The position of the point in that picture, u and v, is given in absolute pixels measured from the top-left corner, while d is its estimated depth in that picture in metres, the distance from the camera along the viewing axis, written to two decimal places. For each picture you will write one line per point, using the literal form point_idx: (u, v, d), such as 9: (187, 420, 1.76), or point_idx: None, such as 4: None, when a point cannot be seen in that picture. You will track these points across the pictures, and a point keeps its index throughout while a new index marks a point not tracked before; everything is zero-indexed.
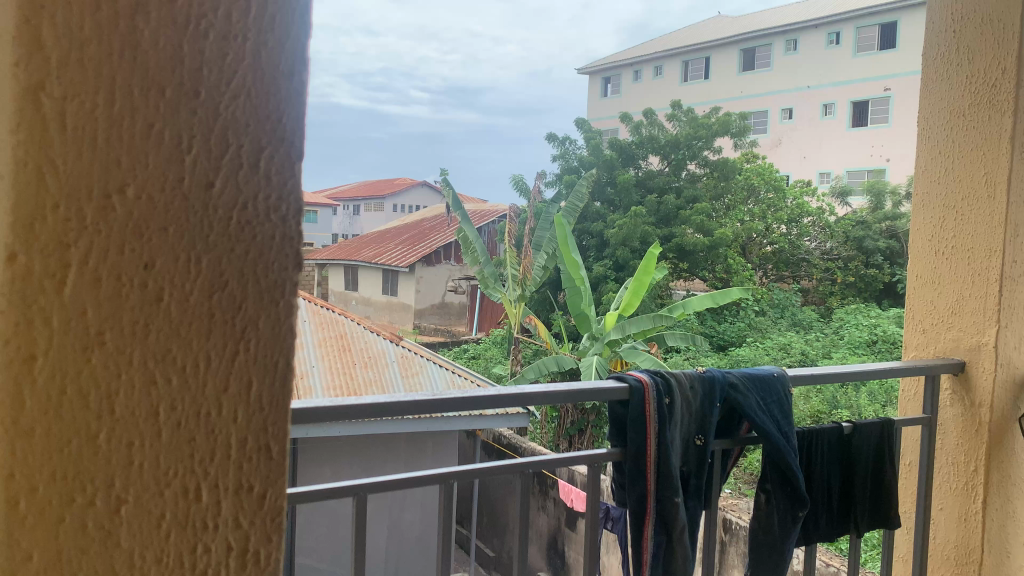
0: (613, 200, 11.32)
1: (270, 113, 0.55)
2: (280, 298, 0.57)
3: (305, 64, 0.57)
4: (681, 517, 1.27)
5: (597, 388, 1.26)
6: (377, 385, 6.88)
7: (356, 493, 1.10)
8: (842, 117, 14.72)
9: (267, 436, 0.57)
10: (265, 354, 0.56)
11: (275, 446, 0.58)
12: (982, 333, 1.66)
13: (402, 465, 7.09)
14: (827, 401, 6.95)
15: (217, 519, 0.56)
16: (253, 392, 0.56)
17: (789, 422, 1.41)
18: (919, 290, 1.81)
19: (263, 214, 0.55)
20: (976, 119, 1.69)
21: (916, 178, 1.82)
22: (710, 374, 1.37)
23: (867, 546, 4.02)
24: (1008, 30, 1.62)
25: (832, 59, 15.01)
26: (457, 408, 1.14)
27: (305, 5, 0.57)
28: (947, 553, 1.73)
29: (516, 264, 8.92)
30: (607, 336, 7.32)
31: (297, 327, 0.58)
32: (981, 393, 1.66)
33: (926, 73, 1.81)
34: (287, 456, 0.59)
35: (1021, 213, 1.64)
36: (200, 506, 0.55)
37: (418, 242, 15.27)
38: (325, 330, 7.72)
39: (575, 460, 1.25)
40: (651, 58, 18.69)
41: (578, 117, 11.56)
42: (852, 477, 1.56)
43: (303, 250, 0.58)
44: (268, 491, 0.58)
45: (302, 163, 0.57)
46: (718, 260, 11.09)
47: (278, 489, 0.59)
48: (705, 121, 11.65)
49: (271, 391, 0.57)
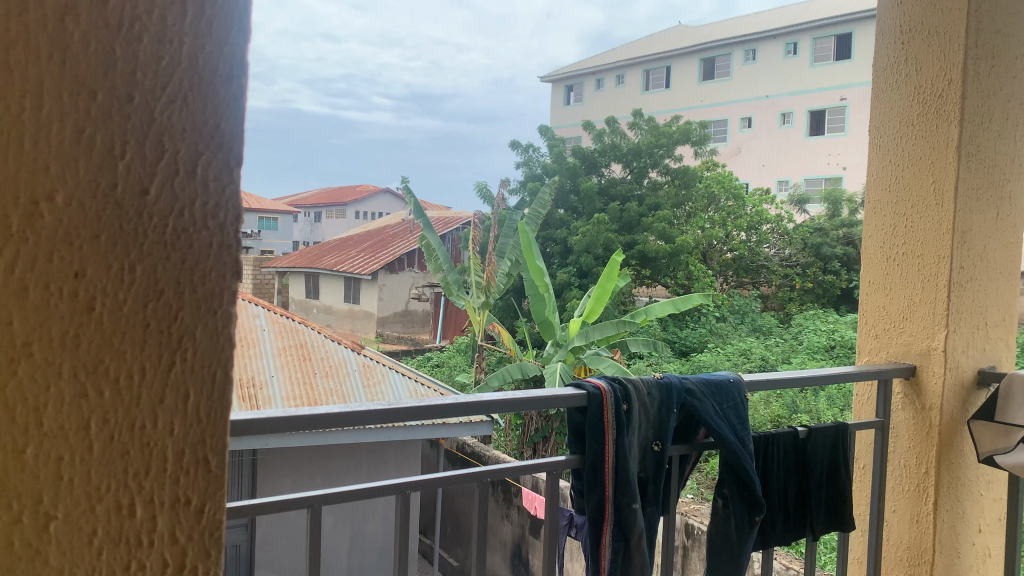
0: (576, 207, 11.37)
1: (208, 118, 0.55)
2: (218, 307, 0.56)
3: (244, 69, 0.57)
4: (638, 522, 1.27)
5: (554, 395, 1.26)
6: (337, 395, 6.81)
7: (311, 504, 1.09)
8: (800, 126, 15.02)
9: (205, 450, 0.56)
10: (203, 362, 0.55)
11: (214, 459, 0.57)
12: (931, 338, 1.70)
13: (364, 475, 7.03)
14: (787, 405, 7.05)
15: (152, 535, 0.55)
16: (191, 404, 0.55)
17: (745, 427, 1.43)
18: (872, 295, 1.85)
19: (200, 221, 0.55)
20: (924, 128, 1.73)
21: (869, 185, 1.86)
22: (667, 380, 1.38)
23: (825, 549, 4.09)
24: (953, 41, 1.66)
25: (790, 69, 15.32)
26: (414, 418, 1.13)
27: (245, 9, 0.57)
28: (898, 553, 1.76)
29: (480, 271, 8.92)
30: (571, 343, 7.35)
31: (236, 337, 0.57)
32: (930, 396, 1.70)
33: (876, 84, 1.85)
34: (226, 469, 0.58)
35: (967, 220, 1.68)
36: (135, 523, 0.54)
37: (380, 249, 15.18)
38: (284, 339, 7.62)
39: (532, 467, 1.25)
40: (614, 67, 18.88)
41: (541, 125, 11.61)
42: (807, 481, 1.58)
43: (242, 257, 0.57)
44: (206, 505, 0.57)
45: (241, 169, 0.56)
46: (679, 267, 11.22)
47: (218, 503, 0.58)
48: (666, 129, 11.75)
49: (211, 402, 0.56)
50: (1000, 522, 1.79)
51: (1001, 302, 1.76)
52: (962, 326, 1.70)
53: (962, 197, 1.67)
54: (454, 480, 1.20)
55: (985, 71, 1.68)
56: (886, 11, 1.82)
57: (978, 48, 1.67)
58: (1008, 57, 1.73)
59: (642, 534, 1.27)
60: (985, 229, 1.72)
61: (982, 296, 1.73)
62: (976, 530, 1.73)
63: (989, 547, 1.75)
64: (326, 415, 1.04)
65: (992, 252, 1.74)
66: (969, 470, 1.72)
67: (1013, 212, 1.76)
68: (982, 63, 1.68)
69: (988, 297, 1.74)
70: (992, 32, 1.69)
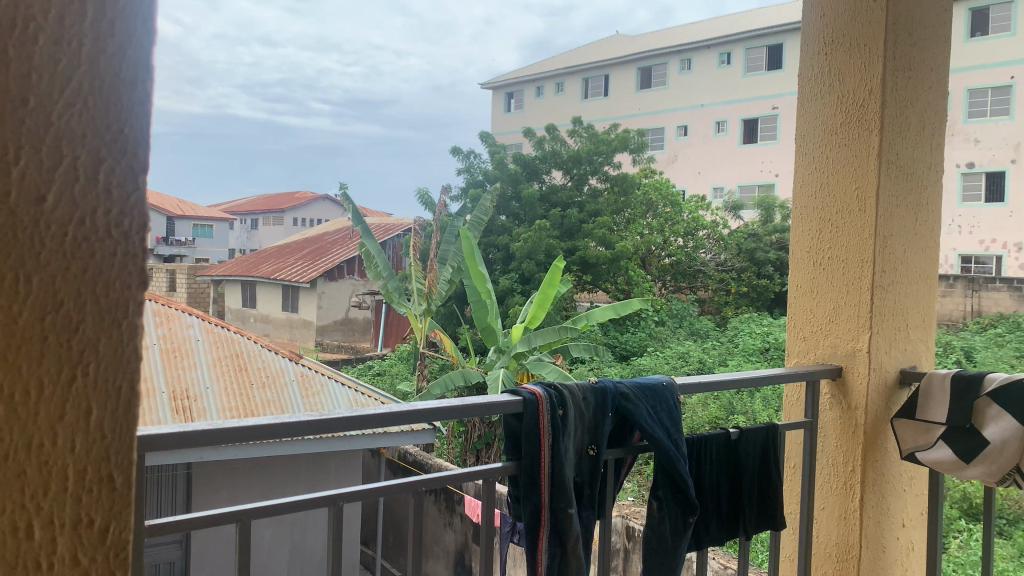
0: (518, 214, 11.41)
1: (109, 122, 0.57)
2: (122, 318, 0.59)
3: (148, 74, 0.60)
4: (574, 526, 1.28)
5: (491, 402, 1.26)
6: (275, 405, 6.69)
7: (240, 519, 1.05)
8: (734, 134, 15.38)
9: (108, 466, 0.59)
10: (105, 378, 0.58)
11: (117, 478, 0.59)
12: (856, 340, 1.76)
13: (302, 486, 6.90)
14: (725, 407, 7.21)
15: (50, 562, 0.57)
16: (92, 419, 0.58)
17: (678, 430, 1.45)
18: (798, 299, 1.91)
19: (102, 230, 0.57)
20: (847, 137, 1.79)
21: (796, 192, 1.92)
22: (602, 385, 1.39)
23: (758, 546, 4.20)
24: (872, 53, 1.73)
25: (724, 79, 15.67)
26: (348, 428, 1.11)
27: (148, 12, 0.60)
28: (828, 551, 1.81)
29: (421, 278, 8.87)
30: (513, 349, 7.37)
31: (139, 352, 0.60)
32: (855, 395, 1.75)
33: (802, 93, 1.91)
34: (129, 489, 0.60)
35: (888, 225, 1.74)
36: (29, 548, 0.56)
37: (318, 257, 14.97)
38: (219, 349, 7.43)
39: (467, 475, 1.24)
40: (553, 75, 19.05)
41: (482, 131, 11.60)
42: (739, 483, 1.61)
43: (147, 267, 0.61)
44: (108, 525, 0.59)
45: (145, 175, 0.59)
46: (619, 273, 11.37)
47: (119, 523, 0.60)
48: (605, 137, 11.89)
49: (112, 419, 0.59)
50: (922, 516, 1.86)
51: (920, 303, 1.84)
52: (885, 327, 1.76)
53: (883, 203, 1.73)
54: (389, 490, 1.18)
55: (903, 81, 1.75)
56: (811, 21, 1.88)
57: (897, 59, 1.73)
58: (925, 68, 1.80)
59: (577, 539, 1.27)
60: (906, 233, 1.79)
61: (903, 299, 1.79)
62: (900, 524, 1.80)
63: (911, 540, 1.82)
64: (252, 427, 1.01)
65: (912, 257, 1.80)
66: (892, 465, 1.78)
67: (931, 217, 1.84)
68: (899, 74, 1.74)
69: (909, 300, 1.81)
70: (909, 44, 1.76)
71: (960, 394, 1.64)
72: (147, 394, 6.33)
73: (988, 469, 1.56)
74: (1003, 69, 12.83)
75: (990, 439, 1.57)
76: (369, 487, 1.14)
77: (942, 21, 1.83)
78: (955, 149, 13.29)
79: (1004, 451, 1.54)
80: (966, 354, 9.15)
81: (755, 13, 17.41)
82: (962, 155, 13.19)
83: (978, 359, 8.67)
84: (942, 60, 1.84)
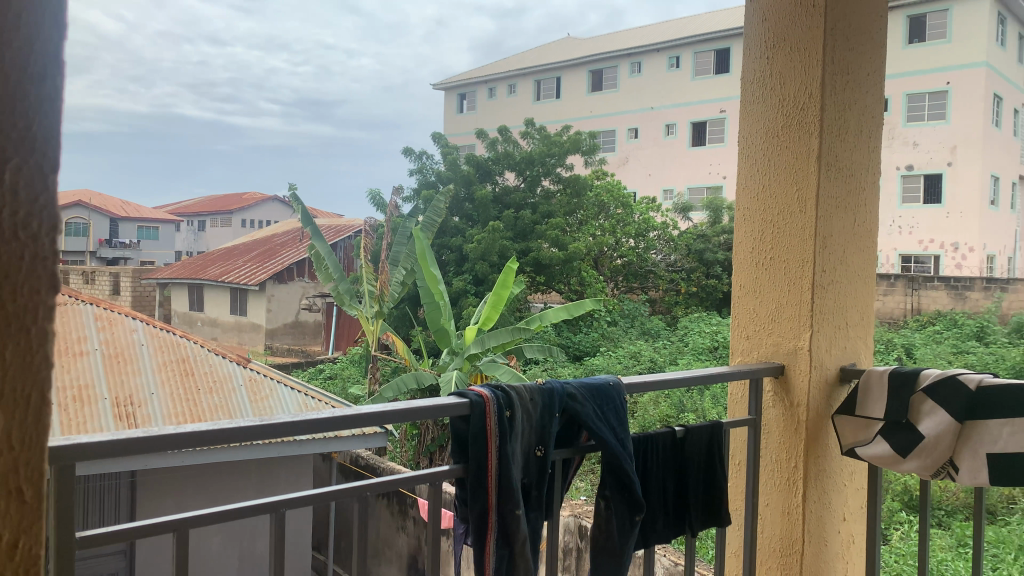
0: (471, 215, 11.38)
1: (15, 118, 0.53)
2: (32, 322, 0.54)
3: (58, 67, 0.56)
4: (521, 528, 1.28)
5: (437, 405, 1.24)
6: (223, 411, 6.55)
7: (178, 529, 1.02)
8: (683, 136, 15.62)
9: (18, 479, 0.55)
10: (14, 389, 0.54)
11: (27, 487, 0.55)
12: (797, 338, 1.79)
13: (251, 491, 6.77)
14: (675, 405, 7.30)
15: None
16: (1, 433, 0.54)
17: (624, 428, 1.46)
18: (741, 299, 1.94)
19: (10, 232, 0.53)
20: (787, 140, 1.82)
21: (739, 194, 1.95)
22: (549, 385, 1.39)
23: (704, 540, 4.28)
24: (811, 57, 1.77)
25: (674, 81, 15.87)
26: (292, 433, 1.08)
27: (56, 8, 0.56)
28: (772, 545, 1.84)
29: (373, 280, 8.78)
30: (467, 350, 7.34)
31: (50, 361, 0.56)
32: (797, 393, 1.79)
33: (744, 96, 1.94)
34: (41, 498, 0.56)
35: (828, 225, 1.78)
36: None
37: (267, 259, 14.73)
38: (164, 354, 7.26)
39: (413, 479, 1.22)
40: (505, 77, 19.07)
41: (434, 132, 11.55)
42: (685, 480, 1.63)
43: (59, 270, 0.57)
44: (16, 540, 0.55)
45: (55, 172, 0.55)
46: (572, 273, 11.43)
47: (30, 536, 0.56)
48: (557, 138, 11.92)
49: (25, 424, 0.55)
50: (862, 510, 1.91)
51: (858, 302, 1.89)
52: (825, 326, 1.80)
53: (823, 205, 1.77)
54: (335, 495, 1.16)
55: (842, 85, 1.79)
56: (753, 25, 1.91)
57: (835, 63, 1.77)
58: (862, 72, 1.85)
59: (524, 540, 1.27)
60: (844, 234, 1.83)
61: (841, 299, 1.83)
62: (841, 518, 1.84)
63: (851, 533, 1.87)
64: (191, 434, 0.98)
65: (850, 256, 1.85)
66: (833, 461, 1.82)
67: (868, 217, 1.89)
68: (838, 77, 1.78)
69: (847, 299, 1.85)
70: (846, 48, 1.81)
71: (896, 390, 1.68)
72: (88, 400, 6.13)
73: (923, 463, 1.60)
74: (940, 74, 13.26)
75: (926, 433, 1.61)
76: (314, 492, 1.12)
77: (878, 26, 1.88)
78: (894, 152, 13.70)
79: (938, 445, 1.59)
80: (906, 351, 9.43)
81: (703, 17, 17.67)
82: (902, 158, 13.61)
83: (917, 355, 8.95)
84: (878, 65, 1.89)
